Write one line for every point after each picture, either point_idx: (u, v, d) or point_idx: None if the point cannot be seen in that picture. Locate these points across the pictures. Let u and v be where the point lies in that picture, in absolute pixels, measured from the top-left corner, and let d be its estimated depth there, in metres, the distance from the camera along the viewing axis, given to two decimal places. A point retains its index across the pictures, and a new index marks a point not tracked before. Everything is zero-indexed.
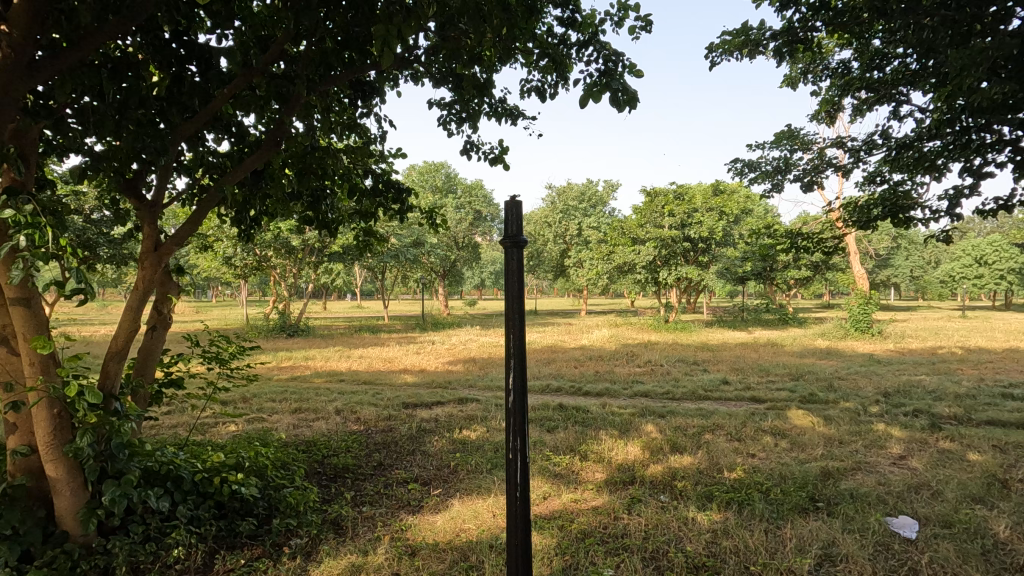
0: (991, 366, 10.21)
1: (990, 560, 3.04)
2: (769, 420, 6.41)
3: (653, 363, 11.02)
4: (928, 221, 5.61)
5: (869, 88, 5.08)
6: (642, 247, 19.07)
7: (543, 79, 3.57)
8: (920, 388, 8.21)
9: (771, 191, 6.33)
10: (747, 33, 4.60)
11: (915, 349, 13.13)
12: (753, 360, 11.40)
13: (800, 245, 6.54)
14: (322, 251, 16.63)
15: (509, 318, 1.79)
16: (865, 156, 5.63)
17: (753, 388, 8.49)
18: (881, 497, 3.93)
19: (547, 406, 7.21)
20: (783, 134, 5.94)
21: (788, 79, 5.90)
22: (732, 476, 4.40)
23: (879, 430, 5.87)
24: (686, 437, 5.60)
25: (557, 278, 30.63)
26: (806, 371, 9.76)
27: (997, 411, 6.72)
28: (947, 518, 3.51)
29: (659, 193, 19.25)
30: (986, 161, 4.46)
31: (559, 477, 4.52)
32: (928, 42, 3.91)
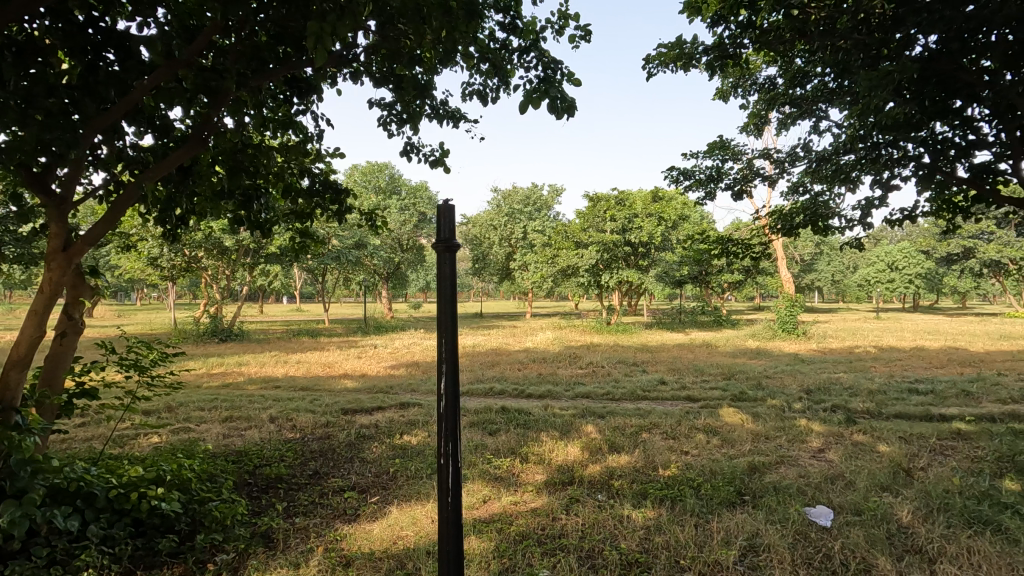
0: (899, 363, 11.09)
1: (894, 543, 3.29)
2: (702, 419, 6.67)
3: (594, 364, 11.24)
4: (845, 229, 6.03)
5: (793, 103, 5.41)
6: (585, 251, 19.47)
7: (485, 83, 3.60)
8: (838, 384, 8.79)
9: (705, 198, 6.61)
10: (681, 47, 4.78)
11: (833, 348, 14.04)
12: (689, 360, 11.83)
13: (731, 250, 6.86)
14: (258, 252, 15.96)
15: (441, 322, 1.80)
16: (789, 167, 5.99)
17: (688, 387, 8.82)
18: (801, 488, 4.18)
19: (490, 409, 7.21)
20: (715, 144, 6.21)
21: (719, 92, 6.20)
22: (666, 473, 4.55)
23: (801, 425, 6.24)
24: (624, 437, 5.75)
25: (502, 281, 30.75)
26: (737, 371, 10.25)
27: (904, 405, 7.29)
28: (858, 507, 3.77)
29: (601, 198, 19.73)
30: (894, 174, 4.85)
31: (501, 479, 4.53)
32: (844, 62, 4.21)
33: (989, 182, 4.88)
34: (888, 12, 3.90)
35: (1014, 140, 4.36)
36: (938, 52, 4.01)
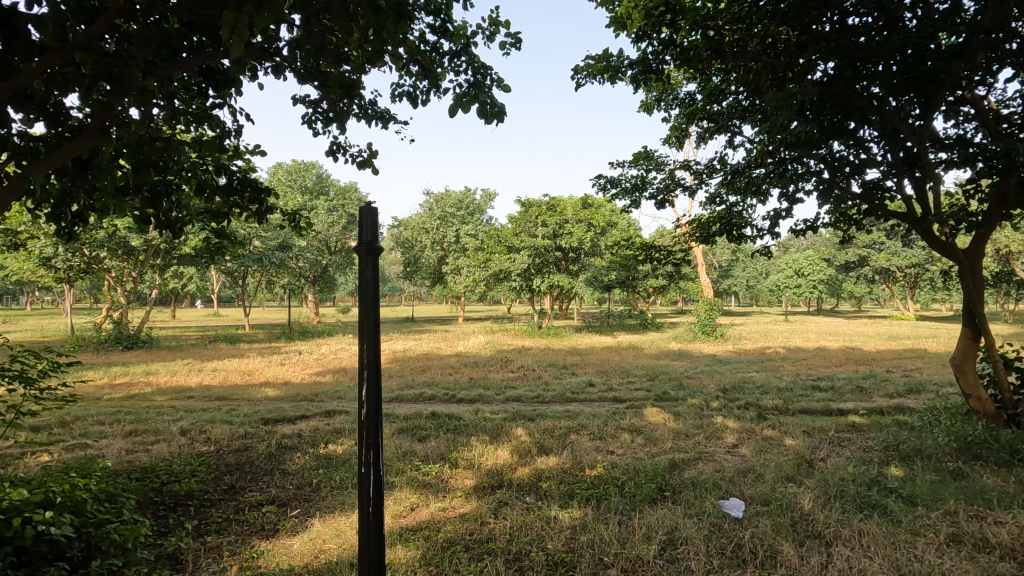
0: (805, 363, 11.98)
1: (797, 529, 3.55)
2: (628, 418, 6.91)
3: (525, 368, 11.36)
4: (757, 238, 6.47)
5: (710, 118, 5.74)
6: (517, 256, 19.66)
7: (415, 85, 3.58)
8: (751, 383, 9.37)
9: (631, 206, 6.86)
10: (608, 60, 4.93)
11: (748, 350, 14.94)
12: (616, 362, 12.22)
13: (654, 256, 7.16)
14: (169, 253, 14.89)
15: (363, 327, 1.76)
16: (707, 179, 6.35)
17: (615, 389, 9.09)
18: (716, 482, 4.42)
19: (420, 415, 7.10)
20: (640, 154, 6.47)
21: (644, 105, 6.46)
22: (592, 474, 4.67)
23: (717, 423, 6.60)
24: (552, 439, 5.84)
25: (435, 284, 30.45)
26: (661, 372, 10.69)
27: (807, 401, 7.89)
28: (766, 497, 4.04)
29: (533, 204, 19.97)
30: (798, 188, 5.26)
31: (429, 486, 4.47)
32: (754, 82, 4.52)
33: (877, 198, 5.41)
34: (793, 39, 4.29)
35: (897, 161, 4.86)
36: (834, 78, 4.41)
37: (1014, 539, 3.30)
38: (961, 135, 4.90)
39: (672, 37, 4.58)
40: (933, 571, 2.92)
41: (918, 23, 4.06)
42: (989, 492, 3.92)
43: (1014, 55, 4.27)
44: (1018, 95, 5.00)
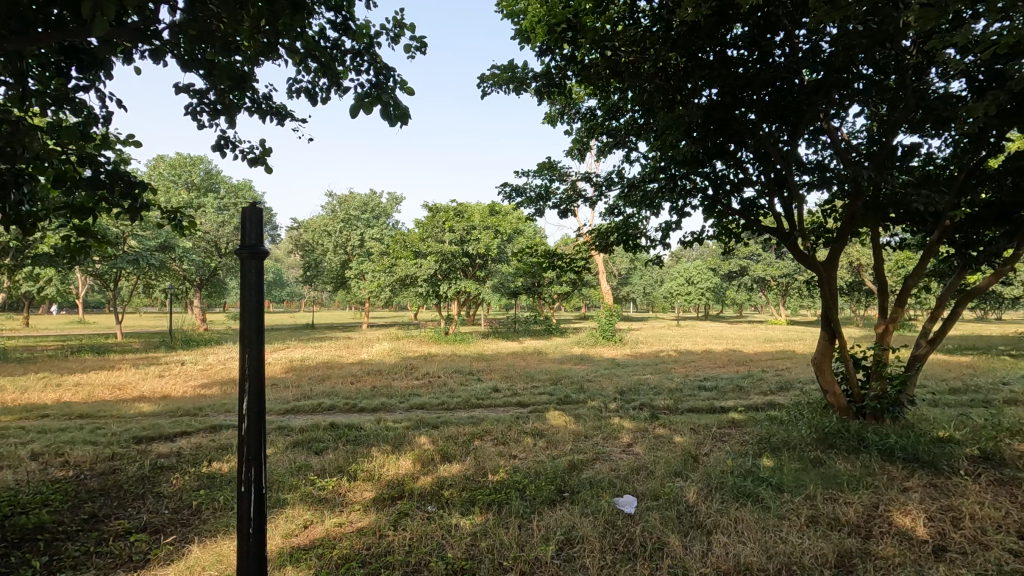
0: (693, 365, 12.91)
1: (682, 521, 3.80)
2: (530, 422, 7.05)
3: (430, 374, 11.22)
4: (650, 249, 6.89)
5: (609, 134, 6.06)
6: (424, 261, 19.42)
7: (314, 82, 3.45)
8: (646, 385, 9.94)
9: (535, 215, 7.03)
10: (513, 71, 5.01)
11: (644, 353, 15.79)
12: (521, 368, 12.44)
13: (557, 264, 7.37)
14: (20, 253, 13.01)
15: (244, 336, 1.65)
16: (605, 190, 6.66)
17: (520, 394, 9.23)
18: (612, 480, 4.62)
19: (318, 426, 6.77)
20: (543, 165, 6.65)
21: (548, 117, 6.65)
22: (495, 479, 4.70)
23: (614, 424, 6.91)
24: (456, 446, 5.81)
25: (337, 290, 29.24)
26: (564, 376, 11.02)
27: (694, 400, 8.50)
28: (656, 493, 4.29)
29: (440, 209, 19.84)
30: (686, 203, 5.68)
31: (325, 502, 4.25)
32: (648, 102, 4.82)
33: (753, 214, 5.96)
34: (681, 65, 4.64)
35: (769, 181, 5.39)
36: (717, 102, 4.81)
37: (859, 517, 3.75)
38: (820, 161, 5.53)
39: (573, 55, 4.75)
40: (795, 550, 3.26)
41: (786, 59, 4.55)
42: (841, 477, 4.44)
43: (860, 93, 4.91)
44: (863, 129, 5.77)
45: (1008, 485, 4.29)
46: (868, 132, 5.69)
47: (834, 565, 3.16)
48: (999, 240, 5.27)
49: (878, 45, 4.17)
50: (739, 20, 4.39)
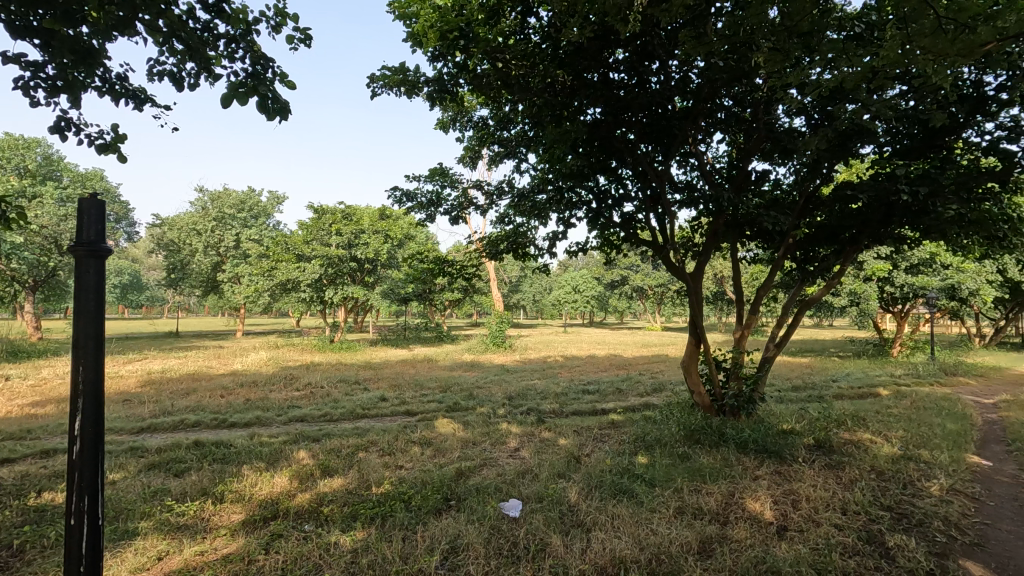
0: (578, 369, 13.51)
1: (564, 521, 3.93)
2: (418, 431, 6.92)
3: (312, 385, 10.61)
4: (538, 257, 7.10)
5: (500, 144, 6.19)
6: (308, 266, 18.38)
7: (180, 66, 3.12)
8: (533, 390, 10.20)
9: (426, 221, 6.95)
10: (405, 73, 4.92)
11: (532, 359, 16.22)
12: (410, 375, 12.19)
13: (447, 271, 7.34)
14: None
15: (79, 345, 1.45)
16: (496, 200, 6.78)
17: (408, 403, 9.03)
18: (498, 486, 4.66)
19: (179, 446, 6.10)
20: (436, 170, 6.60)
21: (440, 123, 6.63)
22: (378, 491, 4.54)
23: (502, 429, 7.01)
24: (338, 459, 5.53)
25: (207, 294, 26.69)
26: (454, 383, 10.96)
27: (578, 403, 8.90)
28: (540, 495, 4.40)
29: (326, 211, 18.91)
30: (572, 214, 5.95)
31: (185, 529, 3.84)
32: (537, 114, 4.96)
33: (631, 228, 6.37)
34: (568, 83, 4.87)
35: (646, 198, 5.80)
36: (600, 120, 5.09)
37: (718, 505, 4.13)
38: (689, 181, 6.06)
39: (466, 63, 4.75)
40: (664, 540, 3.51)
41: (660, 86, 4.93)
42: (704, 469, 4.87)
43: (721, 122, 5.47)
44: (725, 154, 6.43)
45: (835, 468, 4.98)
46: (728, 158, 6.33)
47: (697, 551, 3.44)
48: (829, 257, 6.13)
49: (736, 80, 4.67)
50: (620, 45, 4.68)
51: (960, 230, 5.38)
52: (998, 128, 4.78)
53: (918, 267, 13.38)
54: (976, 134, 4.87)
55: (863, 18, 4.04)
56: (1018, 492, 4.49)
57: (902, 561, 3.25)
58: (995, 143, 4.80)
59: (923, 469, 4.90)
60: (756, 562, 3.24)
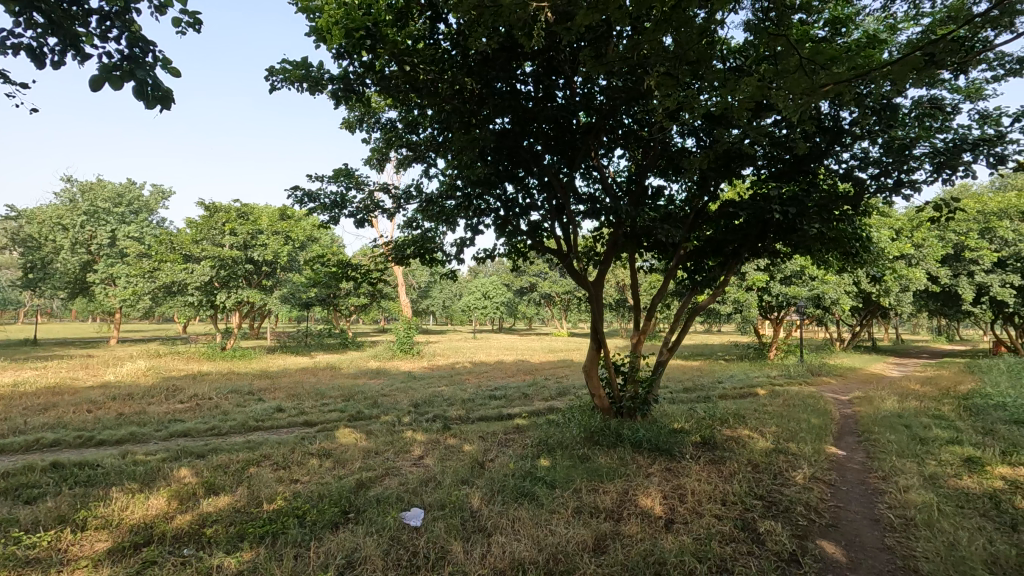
0: (485, 375, 13.58)
1: (466, 527, 3.93)
2: (317, 443, 6.62)
3: (199, 396, 9.79)
4: (446, 263, 7.05)
5: (408, 147, 6.12)
6: (196, 267, 16.93)
7: (42, 42, 2.80)
8: (440, 396, 10.11)
9: (329, 223, 6.67)
10: (307, 69, 4.71)
11: (440, 365, 16.10)
12: (310, 384, 11.62)
13: (351, 275, 7.10)
14: None
15: None
16: (404, 204, 6.67)
17: (307, 413, 8.59)
18: (400, 495, 4.56)
19: (32, 469, 5.37)
20: (340, 171, 6.37)
21: (346, 123, 6.41)
22: (270, 508, 4.27)
23: (407, 437, 6.88)
24: (226, 476, 5.14)
25: (73, 297, 23.78)
26: (357, 391, 10.59)
27: (485, 409, 8.95)
28: (442, 502, 4.36)
29: (220, 208, 17.35)
30: (480, 221, 5.99)
31: (36, 564, 3.38)
32: (445, 121, 4.96)
33: (538, 236, 6.52)
34: (477, 91, 4.92)
35: (551, 207, 5.97)
36: (507, 130, 5.18)
37: (613, 502, 4.33)
38: (592, 193, 6.33)
39: (373, 63, 4.58)
40: (561, 540, 3.61)
41: (566, 100, 5.10)
42: (602, 468, 5.09)
43: (621, 139, 5.78)
44: (625, 169, 6.78)
45: (717, 463, 5.41)
46: (628, 172, 6.67)
47: (592, 548, 3.58)
48: (715, 268, 6.65)
49: (634, 100, 4.95)
50: (527, 58, 4.79)
51: (821, 246, 6.08)
52: (852, 158, 5.46)
53: (791, 279, 14.89)
54: (835, 163, 5.53)
55: (741, 53, 4.46)
56: (865, 477, 5.14)
57: (770, 544, 3.59)
58: (850, 171, 5.47)
59: (791, 460, 5.46)
60: (645, 555, 3.42)
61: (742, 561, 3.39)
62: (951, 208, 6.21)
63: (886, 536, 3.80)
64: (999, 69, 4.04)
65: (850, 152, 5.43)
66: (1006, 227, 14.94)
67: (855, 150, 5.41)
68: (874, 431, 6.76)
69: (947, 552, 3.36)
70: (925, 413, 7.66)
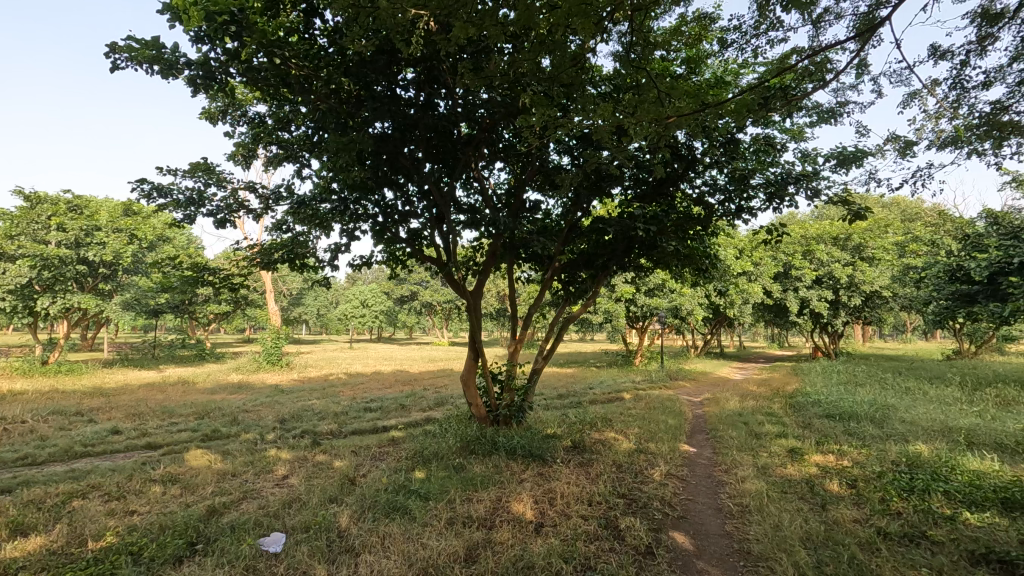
0: (361, 386, 13.07)
1: (331, 548, 3.72)
2: (161, 468, 5.87)
3: (7, 420, 8.24)
4: (319, 269, 6.66)
5: (278, 145, 5.73)
6: (9, 268, 14.07)
7: None
8: (309, 410, 9.51)
9: (183, 222, 6.00)
10: (159, 49, 4.21)
11: (311, 377, 15.19)
12: (156, 402, 10.33)
13: (207, 280, 6.42)
14: None
15: None
16: (272, 205, 6.22)
17: (151, 434, 7.61)
18: (257, 520, 4.20)
19: None
20: (198, 165, 5.78)
21: (206, 113, 5.84)
22: (97, 547, 3.69)
23: (270, 456, 6.37)
24: (39, 513, 4.36)
25: None
26: (213, 408, 9.60)
27: (358, 422, 8.57)
28: (306, 524, 4.09)
29: (44, 200, 15.07)
30: (356, 227, 5.74)
31: None
32: (321, 120, 4.71)
33: (417, 244, 6.42)
34: (355, 93, 4.73)
35: (432, 216, 5.93)
36: (387, 135, 5.07)
37: (486, 511, 4.37)
38: (472, 204, 6.38)
39: (238, 51, 4.14)
40: (432, 553, 3.56)
41: (447, 110, 5.12)
42: (476, 477, 5.10)
43: (501, 152, 5.92)
44: (505, 181, 6.93)
45: (585, 465, 5.69)
46: (508, 185, 6.85)
47: (463, 559, 3.57)
48: (587, 280, 7.04)
49: (513, 115, 5.10)
50: (409, 64, 4.75)
51: (678, 262, 6.70)
52: (703, 185, 6.10)
53: (654, 292, 16.18)
54: (690, 187, 6.14)
55: (610, 81, 4.78)
56: (710, 471, 5.72)
57: (629, 540, 3.84)
58: (702, 196, 6.10)
59: (649, 459, 5.90)
60: (515, 561, 3.50)
61: (603, 557, 3.58)
62: (780, 232, 7.17)
63: (726, 523, 4.24)
64: (815, 116, 4.75)
65: (701, 179, 6.06)
66: (821, 250, 17.60)
67: (706, 177, 6.05)
68: (719, 429, 7.56)
69: (773, 533, 3.83)
70: (760, 411, 8.73)
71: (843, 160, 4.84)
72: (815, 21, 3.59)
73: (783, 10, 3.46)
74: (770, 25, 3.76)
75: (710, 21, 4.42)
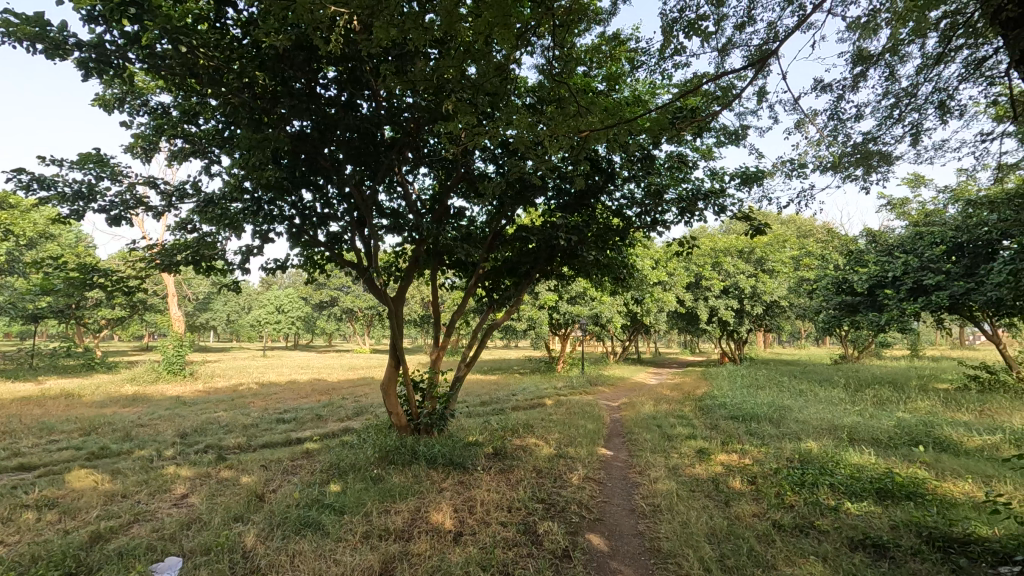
0: (274, 396, 12.39)
1: (235, 571, 3.48)
2: (36, 491, 5.25)
3: None
4: (227, 272, 6.25)
5: (184, 138, 5.34)
6: None
7: None
8: (214, 423, 8.88)
9: (69, 217, 5.43)
10: (42, 26, 3.79)
11: (218, 388, 14.20)
12: (32, 417, 9.23)
13: (97, 282, 5.84)
14: None
15: None
16: (176, 202, 5.78)
17: (24, 454, 6.78)
18: (150, 545, 3.85)
19: None
20: (89, 156, 5.27)
21: (100, 100, 5.35)
22: None
23: (167, 473, 5.88)
24: None
25: None
26: (102, 423, 8.72)
27: (269, 435, 8.10)
28: (206, 546, 3.80)
29: None
30: (270, 228, 5.46)
31: None
32: (232, 115, 4.46)
33: (337, 247, 6.20)
34: (270, 88, 4.51)
35: (352, 219, 5.75)
36: (305, 134, 4.87)
37: (404, 522, 4.27)
38: (395, 208, 6.26)
39: (137, 35, 3.81)
40: (345, 570, 3.42)
41: (370, 112, 5.00)
42: (395, 488, 4.98)
43: (425, 157, 5.86)
44: (429, 187, 6.86)
45: (506, 471, 5.71)
46: (432, 191, 6.79)
47: (378, 573, 3.47)
48: (510, 288, 7.11)
49: (437, 121, 5.07)
50: (330, 63, 4.59)
51: (597, 271, 6.92)
52: (622, 198, 6.35)
53: (576, 300, 16.61)
54: (609, 200, 6.38)
55: (533, 92, 4.88)
56: (626, 472, 5.93)
57: (547, 544, 3.89)
58: (620, 208, 6.36)
59: (568, 464, 6.02)
60: (432, 571, 3.44)
61: (521, 563, 3.60)
62: (691, 245, 7.60)
63: (639, 523, 4.41)
64: (722, 137, 5.09)
65: (620, 192, 6.30)
66: (728, 262, 18.87)
67: (624, 191, 6.30)
68: (635, 432, 7.87)
69: (681, 530, 4.03)
70: (672, 414, 9.17)
71: (746, 180, 5.22)
72: (719, 50, 3.85)
73: (687, 37, 3.69)
74: (677, 51, 4.00)
75: (627, 42, 4.63)
